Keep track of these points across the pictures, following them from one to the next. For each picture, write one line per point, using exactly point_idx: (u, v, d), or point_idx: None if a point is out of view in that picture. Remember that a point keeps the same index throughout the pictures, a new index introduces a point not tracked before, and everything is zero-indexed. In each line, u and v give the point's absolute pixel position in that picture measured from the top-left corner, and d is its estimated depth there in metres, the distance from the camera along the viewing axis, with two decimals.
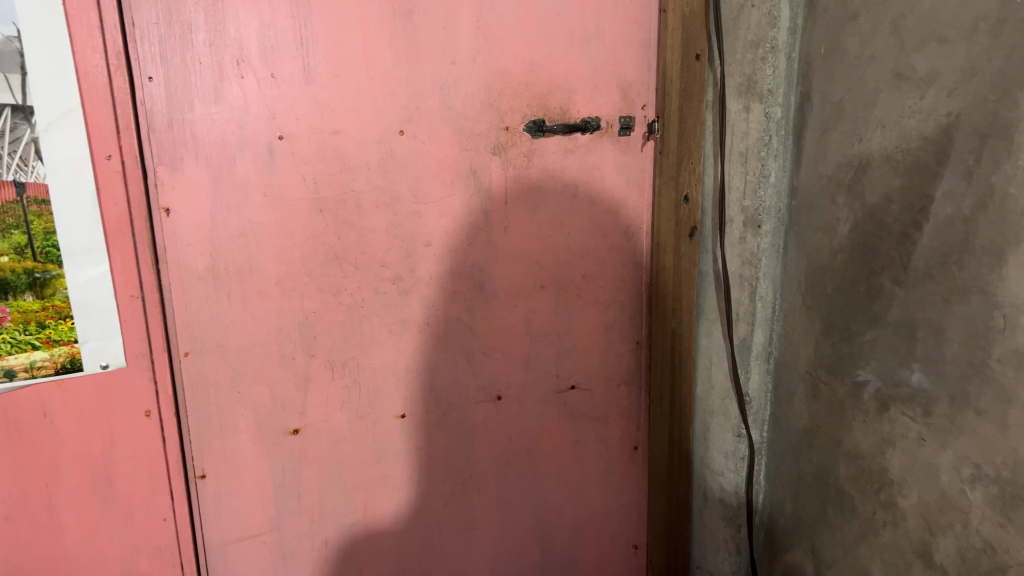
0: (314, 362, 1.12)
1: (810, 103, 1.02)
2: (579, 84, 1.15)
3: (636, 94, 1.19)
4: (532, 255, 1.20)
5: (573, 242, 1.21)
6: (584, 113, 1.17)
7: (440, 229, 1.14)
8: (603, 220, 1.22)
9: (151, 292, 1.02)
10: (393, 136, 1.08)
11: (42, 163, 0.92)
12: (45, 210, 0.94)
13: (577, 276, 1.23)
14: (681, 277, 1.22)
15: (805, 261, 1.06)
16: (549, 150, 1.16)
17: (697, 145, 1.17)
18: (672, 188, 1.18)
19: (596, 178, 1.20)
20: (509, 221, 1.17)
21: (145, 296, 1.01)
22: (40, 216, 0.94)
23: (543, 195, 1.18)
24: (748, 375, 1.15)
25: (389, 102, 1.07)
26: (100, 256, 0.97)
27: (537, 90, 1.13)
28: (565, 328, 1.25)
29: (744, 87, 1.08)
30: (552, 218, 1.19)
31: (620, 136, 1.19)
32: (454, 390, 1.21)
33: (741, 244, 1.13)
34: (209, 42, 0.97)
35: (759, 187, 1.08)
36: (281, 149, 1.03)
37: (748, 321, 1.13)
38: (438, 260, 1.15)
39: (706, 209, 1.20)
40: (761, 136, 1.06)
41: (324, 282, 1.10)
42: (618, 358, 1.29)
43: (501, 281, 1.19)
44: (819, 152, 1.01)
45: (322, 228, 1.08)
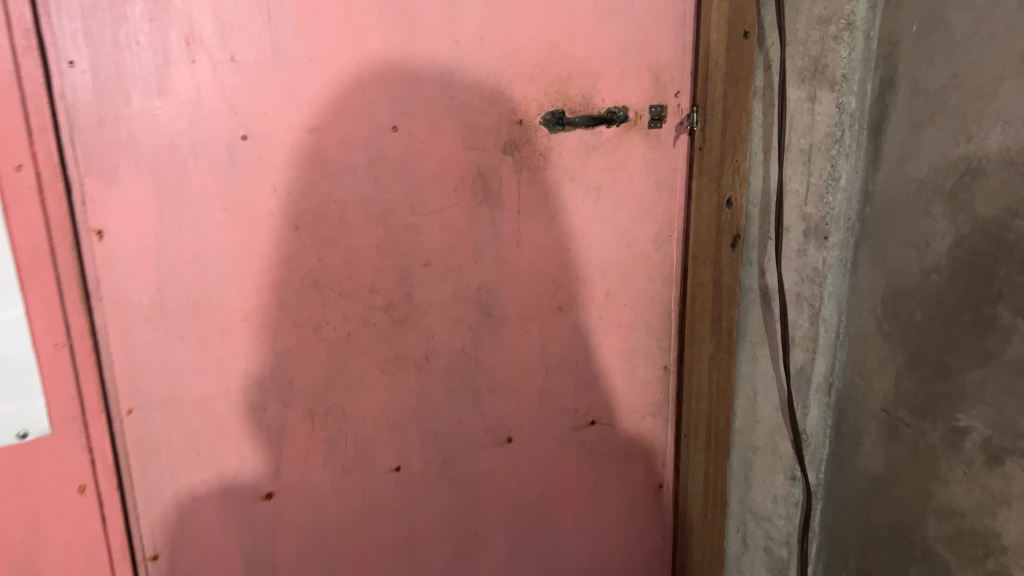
0: (290, 412, 0.92)
1: (897, 92, 0.84)
2: (604, 67, 0.96)
3: (669, 79, 1.00)
4: (548, 270, 1.00)
5: (595, 254, 1.02)
6: (610, 102, 0.97)
7: (441, 246, 0.94)
8: (629, 229, 1.04)
9: (80, 338, 0.80)
10: (386, 133, 0.87)
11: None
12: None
13: (600, 293, 1.04)
14: (721, 295, 1.04)
15: (886, 280, 0.89)
16: (570, 147, 0.97)
17: (743, 139, 0.98)
18: (713, 191, 1.00)
19: (622, 179, 1.01)
20: (522, 233, 0.97)
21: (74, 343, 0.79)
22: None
23: (561, 201, 0.98)
24: (806, 412, 0.98)
25: (381, 93, 0.86)
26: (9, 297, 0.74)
27: (555, 75, 0.94)
28: (585, 355, 1.06)
29: (809, 72, 0.89)
30: (572, 228, 1.00)
31: (651, 129, 1.01)
32: (458, 434, 1.01)
33: (799, 259, 0.95)
34: (148, 16, 0.75)
35: (827, 192, 0.90)
36: (244, 152, 0.82)
37: (808, 348, 0.96)
38: (439, 282, 0.95)
39: (751, 215, 1.02)
40: (831, 131, 0.88)
41: (300, 315, 0.89)
42: (644, 387, 1.11)
43: (513, 304, 1.00)
44: (910, 153, 0.84)
45: (298, 250, 0.87)
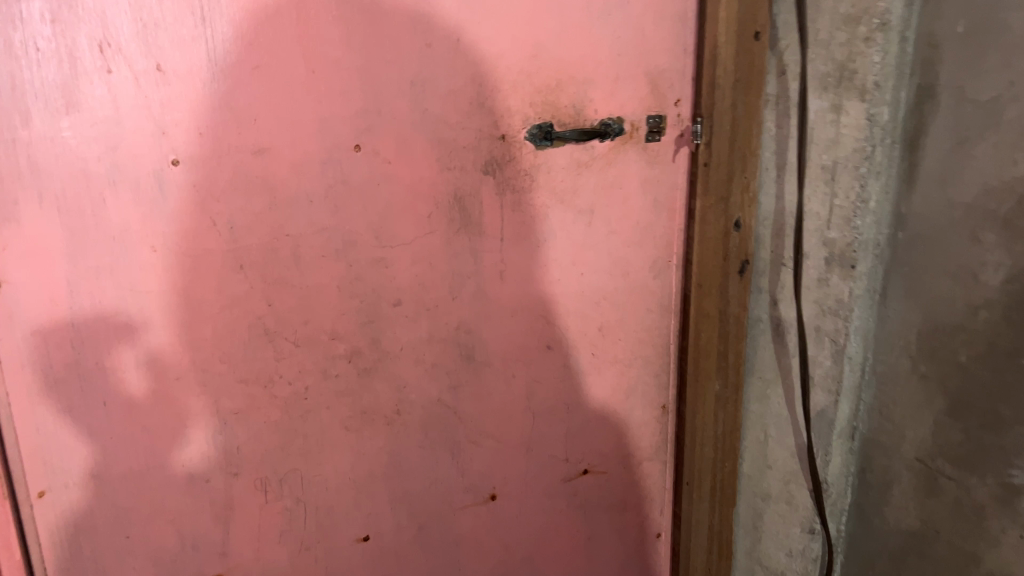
0: (238, 483, 0.78)
1: (938, 102, 0.73)
2: (597, 72, 0.84)
3: (668, 85, 0.88)
4: (536, 305, 0.88)
5: (588, 284, 0.90)
6: (603, 113, 0.85)
7: (413, 283, 0.81)
8: (625, 255, 0.91)
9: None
10: (346, 153, 0.74)
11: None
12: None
13: (592, 327, 0.92)
14: (728, 327, 0.93)
15: (923, 315, 0.78)
16: (560, 164, 0.84)
17: (753, 154, 0.87)
18: (720, 213, 0.88)
19: (616, 200, 0.89)
20: (506, 264, 0.85)
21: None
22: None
23: (551, 226, 0.86)
24: (827, 459, 0.88)
25: (340, 106, 0.72)
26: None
27: (542, 83, 0.81)
28: (576, 398, 0.94)
29: (834, 78, 0.78)
30: (561, 256, 0.88)
31: (648, 142, 0.89)
32: (435, 495, 0.88)
33: (821, 290, 0.84)
34: (50, 16, 0.61)
35: (854, 215, 0.79)
36: (175, 180, 0.68)
37: (830, 389, 0.85)
38: (412, 324, 0.82)
39: (762, 238, 0.91)
40: (860, 147, 0.77)
41: (248, 370, 0.75)
42: (641, 429, 1.00)
43: (496, 346, 0.87)
44: (954, 172, 0.73)
45: (243, 293, 0.73)
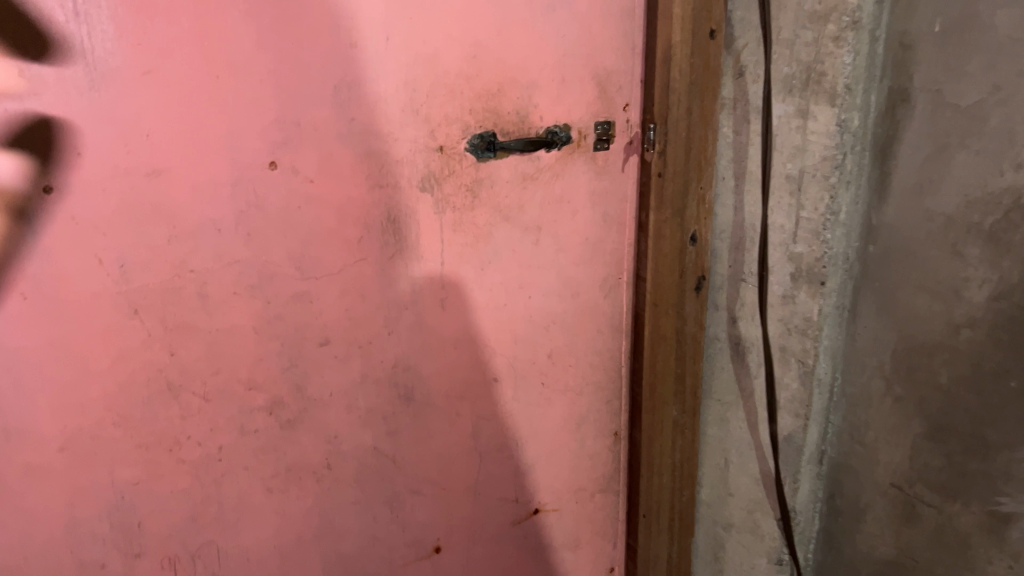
0: (141, 563, 0.67)
1: (912, 107, 0.68)
2: (541, 75, 0.75)
3: (616, 88, 0.80)
4: (481, 335, 0.79)
5: (536, 307, 0.82)
6: (549, 120, 0.77)
7: (343, 318, 0.70)
8: (574, 274, 0.84)
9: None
10: (261, 172, 0.62)
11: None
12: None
13: (540, 354, 0.84)
14: (686, 349, 0.86)
15: (897, 333, 0.73)
16: (503, 178, 0.76)
17: (709, 163, 0.80)
18: (676, 227, 0.81)
19: (565, 215, 0.81)
20: (448, 292, 0.76)
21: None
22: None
23: (494, 246, 0.78)
24: (796, 487, 0.82)
25: (251, 117, 0.61)
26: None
27: (483, 87, 0.72)
28: (525, 433, 0.86)
29: (799, 81, 0.72)
30: (507, 279, 0.79)
31: (597, 150, 0.81)
32: (374, 553, 0.79)
33: (786, 308, 0.78)
34: None
35: (824, 228, 0.73)
36: (48, 212, 0.55)
37: (799, 413, 0.80)
38: (343, 366, 0.71)
39: (718, 252, 0.84)
40: (830, 155, 0.71)
41: (148, 434, 0.63)
42: (592, 460, 0.92)
43: (438, 382, 0.78)
44: (931, 182, 0.68)
45: (138, 344, 0.61)
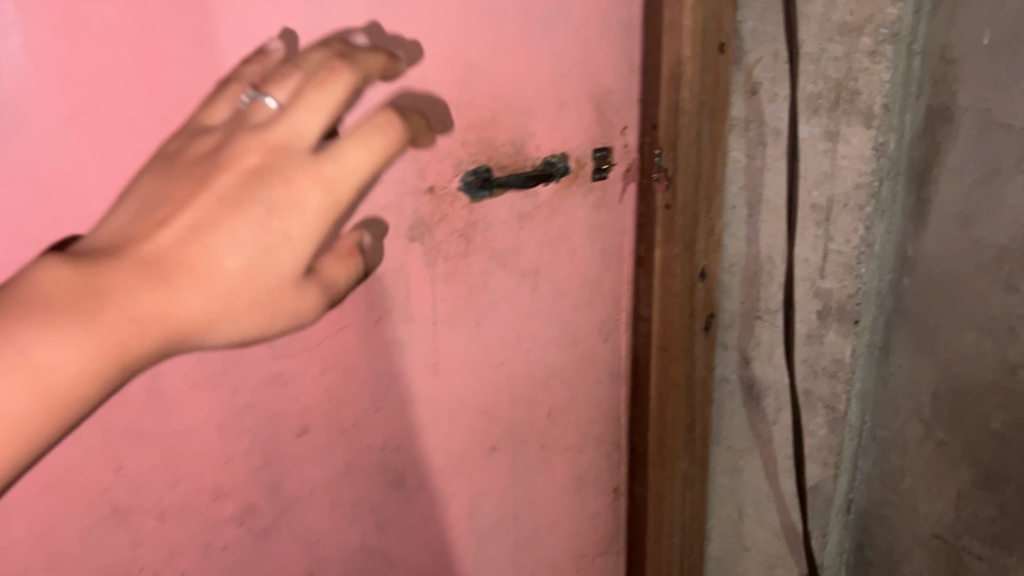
0: None
1: (956, 127, 0.62)
2: (537, 98, 0.64)
3: (614, 109, 0.70)
4: (477, 401, 0.69)
5: (535, 362, 0.72)
6: (546, 149, 0.66)
7: (324, 400, 0.58)
8: (574, 321, 0.74)
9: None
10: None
11: (273, 93, 0.40)
12: (168, 175, 0.39)
13: (540, 413, 0.74)
14: (696, 395, 0.78)
15: (940, 373, 0.67)
16: (499, 219, 0.65)
17: (718, 191, 0.72)
18: (686, 263, 0.72)
19: (563, 255, 0.71)
20: (440, 355, 0.65)
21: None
22: (218, 170, 0.38)
23: (490, 297, 0.67)
24: (824, 540, 0.75)
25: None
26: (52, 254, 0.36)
27: (475, 115, 0.61)
28: (524, 504, 0.76)
29: (828, 99, 0.64)
30: (504, 333, 0.69)
31: (595, 181, 0.71)
32: None
33: (812, 348, 0.71)
34: None
35: (859, 262, 0.66)
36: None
37: (829, 463, 0.73)
38: (326, 456, 0.60)
39: (728, 287, 0.76)
40: (866, 182, 0.64)
41: (93, 568, 0.52)
42: (592, 522, 0.83)
43: (431, 459, 0.67)
44: (980, 209, 0.61)
45: (78, 463, 0.49)
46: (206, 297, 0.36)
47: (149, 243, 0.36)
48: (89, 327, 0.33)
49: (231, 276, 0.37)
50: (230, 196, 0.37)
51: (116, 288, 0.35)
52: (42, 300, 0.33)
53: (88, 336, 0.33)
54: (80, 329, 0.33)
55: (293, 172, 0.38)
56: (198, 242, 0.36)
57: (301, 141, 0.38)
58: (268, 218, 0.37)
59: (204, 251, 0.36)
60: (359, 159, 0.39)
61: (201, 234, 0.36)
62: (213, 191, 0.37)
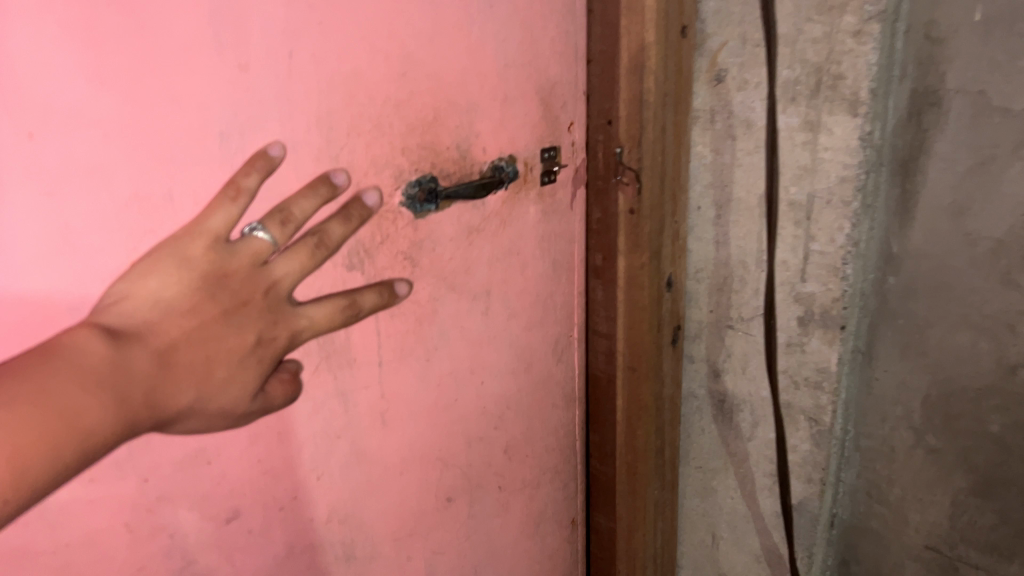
0: None
1: (945, 112, 0.56)
2: (482, 93, 0.54)
3: (561, 103, 0.61)
4: (429, 449, 0.59)
5: (488, 395, 0.63)
6: (493, 152, 0.57)
7: (257, 475, 0.47)
8: (527, 343, 0.65)
9: (3, 484, 0.32)
10: (114, 285, 0.38)
11: (266, 229, 0.42)
12: (187, 287, 0.39)
13: (495, 451, 0.65)
14: (665, 416, 0.71)
15: (932, 376, 0.63)
16: (446, 236, 0.55)
17: (682, 192, 0.65)
18: (654, 273, 0.65)
19: (514, 272, 0.62)
20: (388, 403, 0.54)
21: (14, 503, 0.32)
22: (225, 298, 0.41)
23: (440, 328, 0.57)
24: (811, 560, 0.70)
25: (95, 196, 0.36)
26: (79, 336, 0.35)
27: (416, 115, 0.50)
28: (483, 555, 0.68)
29: (807, 86, 0.58)
30: (455, 367, 0.59)
31: (543, 186, 0.62)
32: None
33: (791, 358, 0.65)
34: None
35: (846, 263, 0.60)
36: None
37: (816, 478, 0.67)
38: (259, 544, 0.49)
39: (694, 295, 0.70)
40: (854, 176, 0.58)
41: None
42: (553, 560, 0.76)
43: (381, 522, 0.57)
44: (974, 201, 0.57)
45: None
46: (199, 390, 0.41)
47: (172, 334, 0.39)
48: (120, 397, 0.36)
49: (215, 391, 0.42)
50: (229, 318, 0.41)
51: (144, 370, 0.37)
52: (88, 374, 0.35)
53: (132, 407, 0.37)
54: (113, 397, 0.36)
55: (270, 312, 0.43)
56: (204, 356, 0.40)
57: (283, 282, 0.43)
58: (248, 350, 0.43)
59: (209, 348, 0.41)
60: (314, 316, 0.46)
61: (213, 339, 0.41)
62: (221, 306, 0.41)
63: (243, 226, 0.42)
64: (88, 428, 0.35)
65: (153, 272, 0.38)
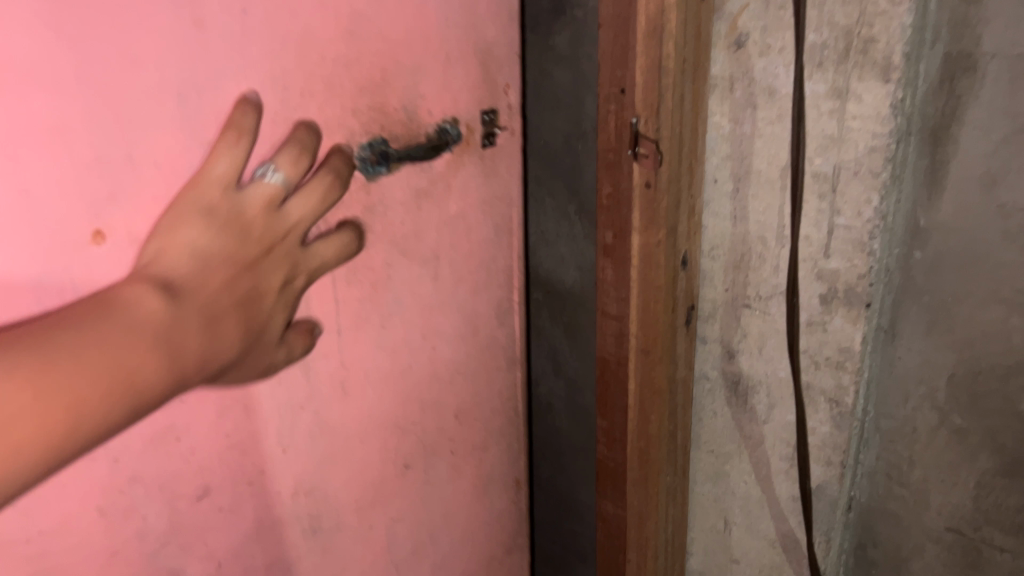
0: None
1: (980, 77, 0.53)
2: (427, 53, 0.52)
3: (499, 64, 0.58)
4: (384, 416, 0.58)
5: (441, 360, 0.62)
6: (439, 113, 0.54)
7: (225, 451, 0.47)
8: (473, 307, 0.64)
9: (62, 435, 0.33)
10: (79, 252, 0.37)
11: (279, 170, 0.42)
12: (219, 237, 0.40)
13: (446, 418, 0.64)
14: (677, 399, 0.68)
15: (958, 354, 0.60)
16: (396, 202, 0.53)
17: (698, 164, 0.62)
18: (670, 250, 0.61)
19: (462, 236, 0.60)
20: (342, 369, 0.53)
21: (71, 452, 0.33)
22: (254, 248, 0.41)
23: (393, 292, 0.55)
24: (829, 544, 0.68)
25: (56, 162, 0.36)
26: (135, 294, 0.36)
27: (363, 76, 0.48)
28: (440, 520, 0.67)
29: (835, 50, 0.54)
30: (409, 332, 0.58)
31: (483, 149, 0.59)
32: None
33: (812, 337, 0.62)
34: None
35: (873, 237, 0.57)
36: None
37: (836, 461, 0.65)
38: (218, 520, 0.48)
39: (708, 273, 0.66)
40: (885, 146, 0.55)
41: None
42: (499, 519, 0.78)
43: (342, 492, 0.56)
44: (1007, 170, 0.54)
45: None
46: (245, 343, 0.42)
47: (211, 292, 0.39)
48: (177, 353, 0.37)
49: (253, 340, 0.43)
50: (258, 266, 0.42)
51: (199, 324, 0.38)
52: (144, 332, 0.36)
53: (189, 362, 0.38)
54: (171, 354, 0.37)
55: (286, 256, 0.44)
56: (245, 305, 0.41)
57: (294, 224, 0.44)
58: (275, 296, 0.44)
59: (246, 300, 0.41)
60: (314, 248, 0.47)
61: (250, 291, 0.42)
62: (251, 257, 0.41)
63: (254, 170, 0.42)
64: (145, 381, 0.35)
65: (182, 224, 0.39)
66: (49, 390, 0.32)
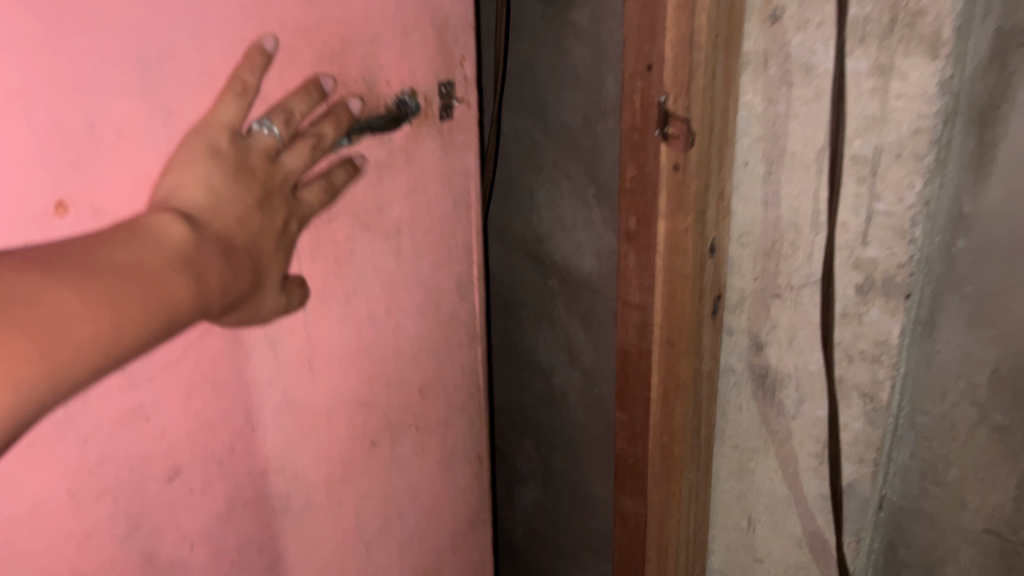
0: None
1: None
2: (386, 17, 0.48)
3: (456, 34, 0.53)
4: (352, 398, 0.54)
5: (415, 344, 0.58)
6: (394, 85, 0.49)
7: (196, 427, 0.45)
8: (438, 294, 0.58)
9: (109, 342, 0.35)
10: (38, 225, 0.36)
11: (274, 125, 0.42)
12: (229, 176, 0.41)
13: (412, 397, 0.59)
14: (702, 393, 0.65)
15: (1000, 347, 0.57)
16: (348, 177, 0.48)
17: (727, 146, 0.59)
18: (699, 237, 0.58)
19: (424, 218, 0.55)
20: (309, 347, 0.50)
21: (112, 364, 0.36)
22: (260, 189, 0.42)
23: (358, 270, 0.51)
24: (860, 545, 0.65)
25: (14, 129, 0.34)
26: (159, 221, 0.38)
27: (321, 42, 0.44)
28: (420, 512, 0.63)
29: (879, 24, 0.51)
30: (377, 312, 0.54)
31: (441, 125, 0.54)
32: None
33: (847, 329, 0.59)
34: None
35: (915, 224, 0.54)
36: None
37: (870, 459, 0.61)
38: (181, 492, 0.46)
39: (735, 260, 0.63)
40: (931, 126, 0.51)
41: None
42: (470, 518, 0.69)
43: (312, 474, 0.53)
44: None
45: None
46: (256, 275, 0.43)
47: (223, 226, 0.41)
48: (200, 277, 0.39)
49: (265, 272, 0.44)
50: (264, 207, 0.43)
51: (213, 254, 0.40)
52: (171, 252, 0.38)
53: (208, 287, 0.40)
54: (196, 278, 0.39)
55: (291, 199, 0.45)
56: (252, 240, 0.43)
57: (292, 172, 0.44)
58: (281, 238, 0.45)
59: (254, 235, 0.43)
60: (315, 202, 0.46)
61: (258, 227, 0.43)
62: (257, 197, 0.42)
63: (250, 123, 0.42)
64: (177, 299, 0.38)
65: (191, 169, 0.40)
66: (95, 299, 0.34)
